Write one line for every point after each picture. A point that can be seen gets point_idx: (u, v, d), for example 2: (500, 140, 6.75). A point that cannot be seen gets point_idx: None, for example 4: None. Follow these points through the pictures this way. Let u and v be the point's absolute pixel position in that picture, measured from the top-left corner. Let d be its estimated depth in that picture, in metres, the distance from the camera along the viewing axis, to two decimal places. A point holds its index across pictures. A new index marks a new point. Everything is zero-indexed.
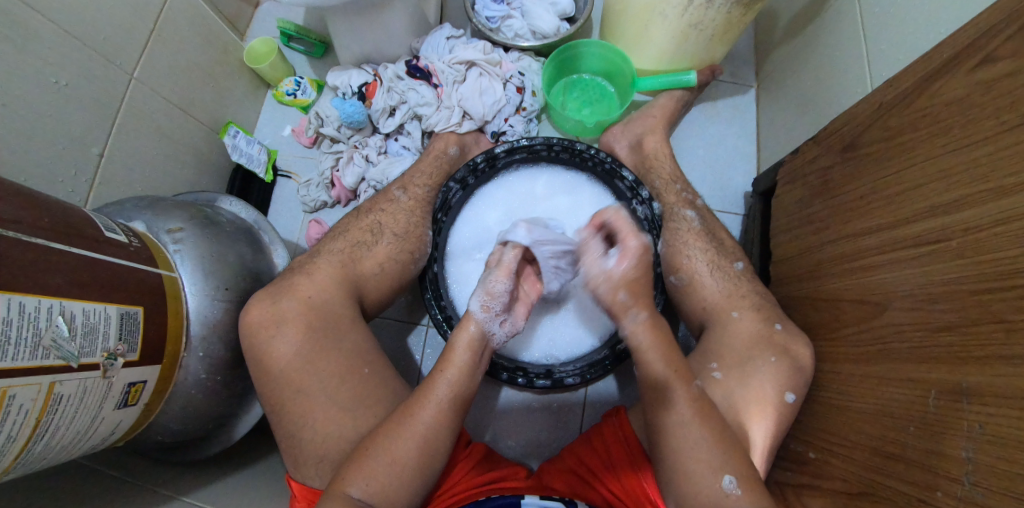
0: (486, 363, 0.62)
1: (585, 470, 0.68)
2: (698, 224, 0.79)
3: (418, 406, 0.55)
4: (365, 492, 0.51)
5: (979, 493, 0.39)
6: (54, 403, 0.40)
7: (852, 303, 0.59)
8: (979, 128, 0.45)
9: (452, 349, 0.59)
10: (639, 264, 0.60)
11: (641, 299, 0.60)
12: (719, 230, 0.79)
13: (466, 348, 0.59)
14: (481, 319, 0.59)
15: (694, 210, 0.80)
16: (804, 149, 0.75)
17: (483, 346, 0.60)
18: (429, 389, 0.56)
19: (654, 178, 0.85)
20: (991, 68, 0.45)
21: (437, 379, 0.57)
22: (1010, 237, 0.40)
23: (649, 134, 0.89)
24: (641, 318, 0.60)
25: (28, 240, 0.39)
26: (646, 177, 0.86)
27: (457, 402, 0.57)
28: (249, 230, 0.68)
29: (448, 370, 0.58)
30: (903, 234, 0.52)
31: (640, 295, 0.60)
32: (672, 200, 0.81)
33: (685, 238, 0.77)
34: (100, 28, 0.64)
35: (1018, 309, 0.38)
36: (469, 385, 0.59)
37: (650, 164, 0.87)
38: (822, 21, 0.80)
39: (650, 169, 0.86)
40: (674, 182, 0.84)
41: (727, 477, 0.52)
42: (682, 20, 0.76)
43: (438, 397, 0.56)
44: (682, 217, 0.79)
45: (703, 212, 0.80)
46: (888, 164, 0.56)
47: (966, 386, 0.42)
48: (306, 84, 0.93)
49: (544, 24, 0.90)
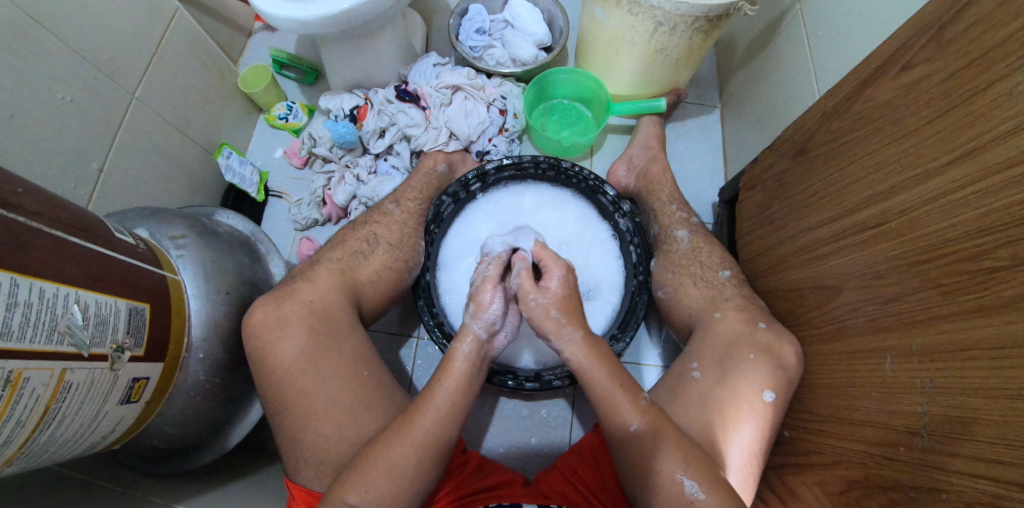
0: (481, 372, 0.64)
1: (583, 491, 0.68)
2: (687, 243, 0.83)
3: (417, 414, 0.56)
4: (361, 497, 0.51)
5: (936, 442, 0.43)
6: (63, 390, 0.41)
7: (812, 290, 0.65)
8: (905, 125, 0.52)
9: (449, 359, 0.61)
10: (565, 282, 0.63)
11: (575, 318, 0.61)
12: (712, 242, 0.82)
13: (463, 359, 0.60)
14: (478, 332, 0.62)
15: (687, 229, 0.84)
16: (762, 158, 0.82)
17: (480, 359, 0.62)
18: (427, 400, 0.57)
19: (653, 200, 0.91)
20: (910, 73, 0.52)
21: (436, 389, 0.58)
22: (940, 212, 0.46)
23: (652, 162, 0.96)
24: (577, 338, 0.60)
25: (50, 231, 0.41)
26: (647, 199, 0.92)
27: (455, 413, 0.58)
28: (246, 241, 0.71)
29: (446, 380, 0.59)
30: (853, 222, 0.58)
31: (573, 312, 0.61)
32: (667, 222, 0.87)
33: (678, 260, 0.81)
34: (104, 51, 0.68)
35: (953, 273, 0.44)
36: (467, 391, 0.60)
37: (650, 187, 0.93)
38: (774, 46, 0.90)
39: (651, 193, 0.92)
40: (671, 202, 0.89)
41: (688, 481, 0.53)
42: (649, 45, 0.84)
43: (437, 406, 0.57)
44: (673, 238, 0.84)
45: (696, 229, 0.84)
46: (833, 164, 0.63)
47: (915, 347, 0.46)
48: (297, 109, 0.98)
49: (523, 52, 0.98)
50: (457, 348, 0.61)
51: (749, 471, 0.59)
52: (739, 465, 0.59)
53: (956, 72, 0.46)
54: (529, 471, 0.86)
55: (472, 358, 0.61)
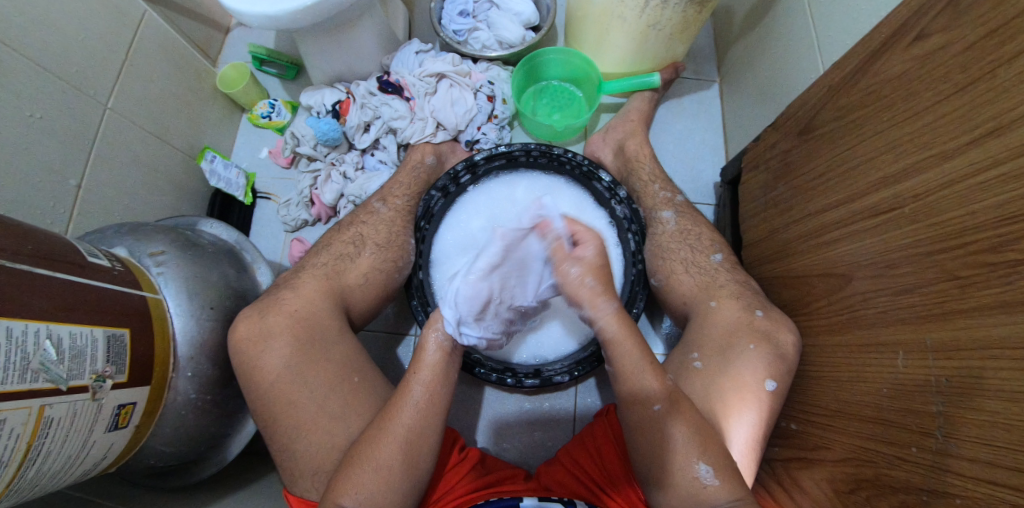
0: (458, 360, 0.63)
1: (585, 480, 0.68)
2: (673, 225, 0.80)
3: (395, 409, 0.56)
4: (362, 499, 0.50)
5: (952, 444, 0.41)
6: (44, 426, 0.40)
7: (819, 278, 0.62)
8: (918, 102, 0.48)
9: (422, 348, 0.60)
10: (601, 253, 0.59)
11: (609, 289, 0.58)
12: (699, 224, 0.80)
13: (435, 349, 0.60)
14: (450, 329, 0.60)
15: (672, 209, 0.82)
16: (764, 136, 0.79)
17: (452, 349, 0.61)
18: (403, 394, 0.57)
19: (635, 180, 0.88)
20: (924, 44, 0.48)
21: (411, 381, 0.58)
22: (957, 199, 0.43)
23: (629, 137, 0.92)
24: (611, 309, 0.58)
25: (13, 266, 0.40)
26: (628, 179, 0.89)
27: (432, 407, 0.57)
28: (231, 250, 0.70)
29: (420, 371, 0.58)
30: (863, 206, 0.55)
31: (608, 285, 0.58)
32: (651, 203, 0.84)
33: (666, 245, 0.78)
34: (71, 62, 0.65)
35: (972, 265, 0.41)
36: (443, 385, 0.59)
37: (632, 166, 0.89)
38: (775, 14, 0.85)
39: (632, 171, 0.89)
40: (653, 182, 0.86)
41: (703, 465, 0.53)
42: (641, 21, 0.80)
43: (413, 399, 0.56)
44: (659, 220, 0.81)
45: (682, 209, 0.82)
46: (840, 143, 0.59)
47: (930, 343, 0.44)
48: (280, 106, 0.94)
49: (510, 34, 0.93)
50: (428, 338, 0.61)
51: (749, 463, 0.58)
52: (740, 456, 0.58)
53: (976, 43, 0.42)
54: (532, 464, 0.86)
55: (445, 350, 0.60)
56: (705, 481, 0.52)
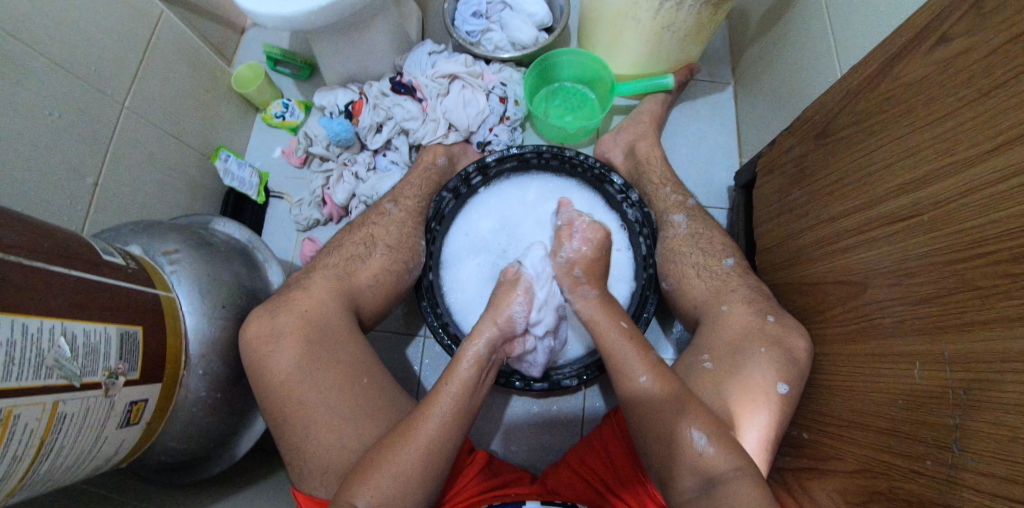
0: (490, 379, 0.63)
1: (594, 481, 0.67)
2: (685, 229, 0.79)
3: (421, 416, 0.55)
4: (369, 501, 0.49)
5: (969, 458, 0.40)
6: (58, 422, 0.41)
7: (834, 285, 0.61)
8: (940, 106, 0.47)
9: (457, 361, 0.60)
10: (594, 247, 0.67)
11: (593, 278, 0.66)
12: (711, 228, 0.79)
13: (471, 362, 0.60)
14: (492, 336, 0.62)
15: (683, 213, 0.81)
16: (780, 140, 0.77)
17: (489, 364, 0.61)
18: (432, 404, 0.56)
19: (646, 182, 0.87)
20: (946, 47, 0.47)
21: (441, 390, 0.57)
22: (979, 207, 0.41)
23: (641, 139, 0.91)
24: (591, 294, 0.65)
25: (29, 263, 0.40)
26: (638, 181, 0.88)
27: (453, 418, 0.55)
28: (243, 249, 0.70)
29: (451, 384, 0.58)
30: (879, 213, 0.53)
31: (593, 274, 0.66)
32: (662, 206, 0.83)
33: (677, 248, 0.77)
34: (90, 62, 0.66)
35: (993, 275, 0.40)
36: (473, 398, 0.58)
37: (643, 169, 0.88)
38: (791, 15, 0.83)
39: (643, 174, 0.88)
40: (664, 185, 0.85)
41: (697, 433, 0.52)
42: (655, 22, 0.79)
43: (442, 407, 0.56)
44: (670, 223, 0.80)
45: (694, 213, 0.80)
46: (858, 148, 0.58)
47: (948, 354, 0.43)
48: (293, 106, 0.95)
49: (523, 35, 0.93)
50: (465, 352, 0.61)
51: (763, 467, 0.57)
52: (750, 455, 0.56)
53: (1002, 47, 0.41)
54: (540, 467, 0.86)
55: (479, 363, 0.60)
56: (699, 449, 0.51)
